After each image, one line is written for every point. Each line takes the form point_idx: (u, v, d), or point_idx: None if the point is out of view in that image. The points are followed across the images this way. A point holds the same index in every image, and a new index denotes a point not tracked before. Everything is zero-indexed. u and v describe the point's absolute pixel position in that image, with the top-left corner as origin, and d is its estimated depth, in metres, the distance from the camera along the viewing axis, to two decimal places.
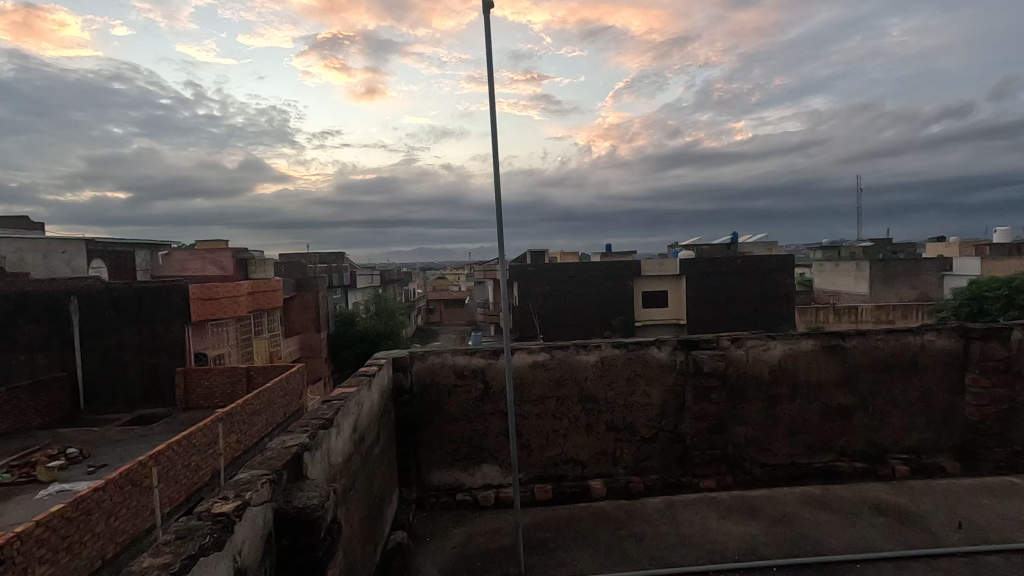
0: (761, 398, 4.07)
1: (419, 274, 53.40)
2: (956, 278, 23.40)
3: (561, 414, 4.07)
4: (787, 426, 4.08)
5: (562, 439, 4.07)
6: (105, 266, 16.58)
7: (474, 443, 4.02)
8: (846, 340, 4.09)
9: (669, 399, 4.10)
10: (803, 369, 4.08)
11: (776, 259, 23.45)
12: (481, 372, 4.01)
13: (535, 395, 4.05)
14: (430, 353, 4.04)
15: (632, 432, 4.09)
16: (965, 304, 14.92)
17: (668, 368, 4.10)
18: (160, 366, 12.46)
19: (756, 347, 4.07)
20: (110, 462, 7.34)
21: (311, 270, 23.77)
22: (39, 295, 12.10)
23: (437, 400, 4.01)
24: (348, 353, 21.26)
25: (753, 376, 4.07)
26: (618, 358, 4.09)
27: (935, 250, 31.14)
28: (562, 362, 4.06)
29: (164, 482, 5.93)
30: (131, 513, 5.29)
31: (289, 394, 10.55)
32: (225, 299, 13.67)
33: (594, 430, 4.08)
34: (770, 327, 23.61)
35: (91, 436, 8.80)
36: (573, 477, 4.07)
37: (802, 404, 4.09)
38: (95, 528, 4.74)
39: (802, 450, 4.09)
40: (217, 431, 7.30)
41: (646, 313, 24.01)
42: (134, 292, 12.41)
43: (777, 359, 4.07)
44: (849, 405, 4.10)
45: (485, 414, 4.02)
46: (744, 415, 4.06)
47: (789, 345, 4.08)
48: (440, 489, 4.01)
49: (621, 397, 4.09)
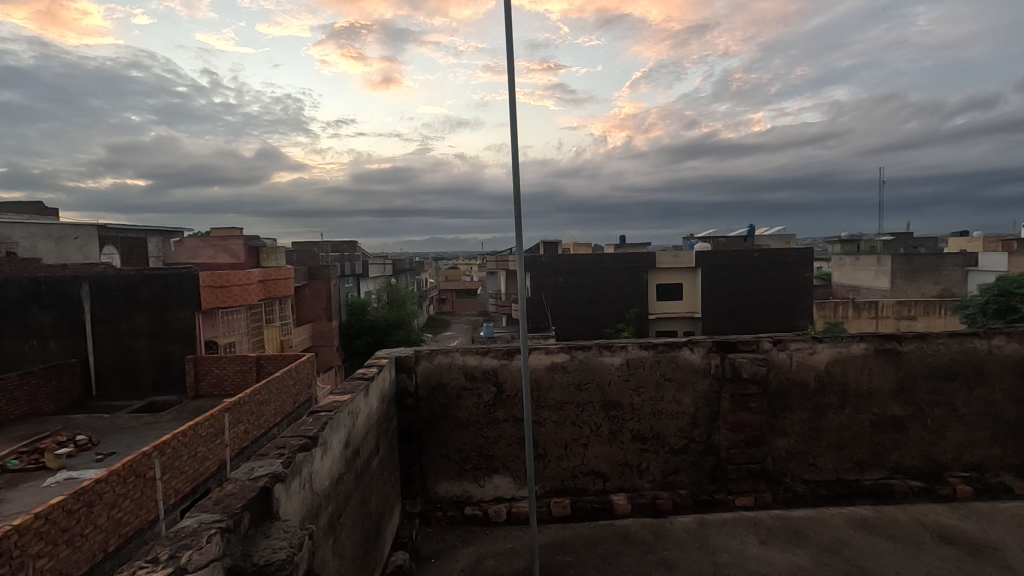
0: (804, 407, 3.91)
1: (433, 264, 53.78)
2: (981, 274, 22.84)
3: (581, 422, 3.93)
4: (830, 439, 3.92)
5: (582, 449, 3.94)
6: (117, 253, 16.83)
7: (485, 451, 3.91)
8: (902, 344, 3.89)
9: (699, 407, 3.96)
10: (852, 374, 3.89)
11: (795, 252, 23.01)
12: (495, 374, 3.89)
13: (553, 400, 3.92)
14: (437, 353, 3.92)
15: (659, 442, 3.96)
16: (992, 301, 14.45)
17: (701, 372, 3.95)
18: (170, 354, 12.52)
19: (800, 351, 3.89)
20: (118, 450, 7.36)
21: (324, 258, 23.86)
22: (50, 281, 12.21)
23: (447, 403, 3.90)
24: (359, 342, 21.33)
25: (795, 383, 3.90)
26: (646, 360, 3.93)
27: (957, 245, 30.49)
28: (583, 364, 3.92)
29: (169, 473, 5.91)
30: (134, 505, 5.26)
31: (299, 384, 10.54)
32: (236, 287, 13.69)
33: (617, 440, 3.95)
34: (788, 322, 23.21)
35: (102, 423, 8.85)
36: (593, 490, 3.95)
37: (848, 414, 3.91)
38: (97, 520, 4.71)
39: (846, 465, 3.93)
40: (224, 422, 7.27)
41: (661, 306, 23.73)
42: (144, 279, 12.47)
43: (824, 364, 3.90)
44: (903, 417, 3.91)
45: (498, 420, 3.90)
46: (784, 426, 3.91)
47: (837, 349, 3.90)
48: (446, 501, 3.91)
49: (648, 404, 3.95)
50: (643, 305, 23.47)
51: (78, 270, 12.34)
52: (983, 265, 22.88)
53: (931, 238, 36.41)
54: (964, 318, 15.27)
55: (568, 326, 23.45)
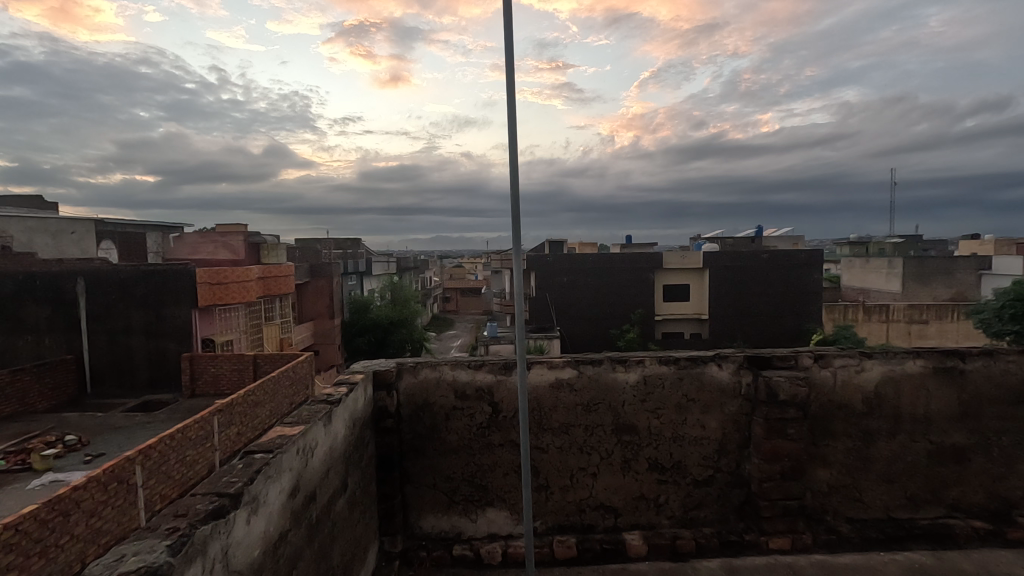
0: (850, 434, 3.72)
1: (439, 262, 53.81)
2: (995, 277, 22.45)
3: (590, 449, 3.76)
4: (877, 470, 3.72)
5: (591, 480, 3.76)
6: (115, 248, 16.77)
7: (477, 481, 3.74)
8: (965, 362, 3.69)
9: (726, 432, 3.78)
10: (904, 395, 3.70)
11: (804, 254, 22.63)
12: (489, 392, 3.72)
13: (557, 423, 3.74)
14: (422, 367, 3.76)
15: (680, 471, 3.78)
16: (1008, 306, 14.04)
17: (730, 391, 3.78)
18: (167, 352, 12.44)
19: (846, 369, 3.71)
20: (108, 450, 7.24)
21: (327, 255, 23.81)
22: (46, 276, 12.13)
23: (434, 423, 3.74)
24: (362, 340, 21.22)
25: (839, 405, 3.71)
26: (666, 377, 3.76)
27: (969, 249, 30.01)
28: (595, 381, 3.74)
29: (154, 478, 5.76)
30: (115, 513, 5.11)
31: (296, 383, 10.36)
32: (234, 284, 13.57)
33: (631, 470, 3.77)
34: (796, 325, 22.89)
35: (94, 421, 8.75)
36: (602, 526, 3.76)
37: (900, 442, 3.71)
38: (74, 530, 4.56)
39: (897, 502, 3.73)
40: (215, 424, 7.13)
41: (667, 307, 23.49)
42: (141, 275, 12.38)
43: (873, 383, 3.70)
44: (963, 446, 3.70)
45: (493, 444, 3.73)
46: (825, 455, 3.72)
47: (888, 367, 3.70)
48: (432, 538, 3.74)
49: (668, 428, 3.77)
50: (648, 305, 23.26)
51: (74, 265, 12.27)
52: (997, 269, 22.48)
53: (941, 240, 36.09)
54: (980, 322, 14.86)
55: (571, 327, 23.28)
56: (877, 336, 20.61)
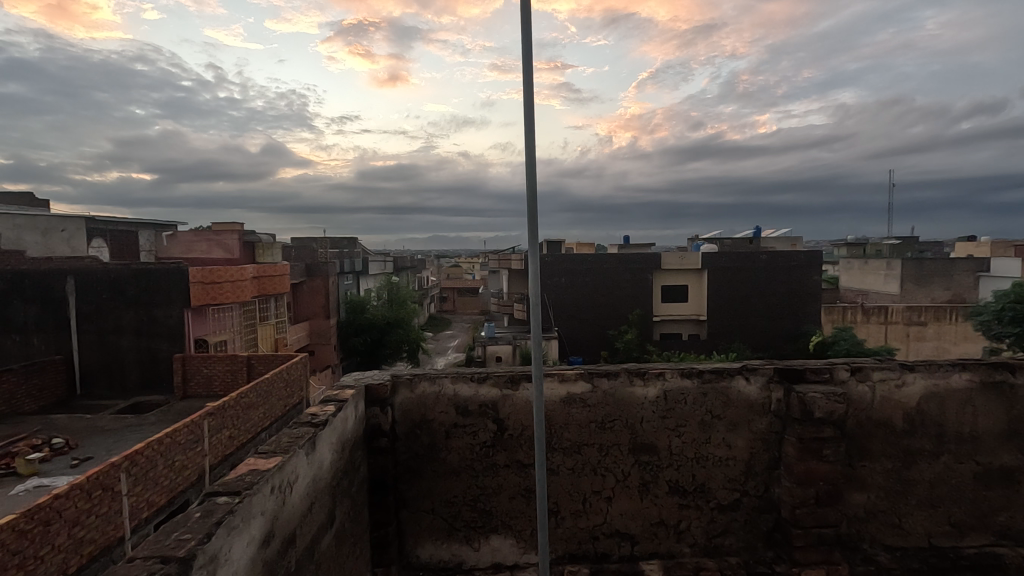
0: (889, 454, 3.62)
1: (436, 262, 53.77)
2: (994, 279, 22.41)
3: (605, 470, 3.67)
4: (919, 493, 3.62)
5: (607, 503, 3.68)
6: (106, 246, 16.60)
7: (480, 506, 3.65)
8: (1014, 377, 3.60)
9: (754, 452, 3.69)
10: (949, 412, 3.59)
11: (804, 255, 22.56)
12: (493, 408, 3.62)
13: (568, 442, 3.66)
14: (420, 381, 3.65)
15: (704, 495, 3.69)
16: (1008, 308, 13.99)
17: (759, 406, 3.68)
18: (159, 353, 12.31)
19: (887, 383, 3.60)
20: (96, 454, 7.11)
21: (323, 254, 23.68)
22: (35, 275, 11.97)
23: (433, 442, 3.64)
24: (358, 341, 21.07)
25: (879, 422, 3.61)
26: (690, 392, 3.67)
27: (966, 250, 30.03)
28: (609, 396, 3.66)
29: (141, 485, 5.66)
30: (100, 521, 5.00)
31: (290, 385, 10.21)
32: (228, 283, 13.41)
33: (650, 493, 3.68)
34: (795, 327, 22.84)
35: (83, 423, 8.62)
36: (618, 555, 3.67)
37: (944, 464, 3.61)
38: (55, 540, 4.44)
39: (941, 529, 3.64)
40: (205, 428, 7.00)
41: (665, 308, 23.42)
42: (132, 274, 12.25)
43: (915, 399, 3.59)
44: (1013, 467, 3.61)
45: (498, 464, 3.63)
46: (863, 478, 3.62)
47: (932, 381, 3.59)
48: (430, 567, 3.63)
49: (690, 448, 3.68)
50: (646, 306, 23.20)
51: (64, 264, 12.11)
52: (995, 271, 22.48)
53: (938, 242, 36.19)
54: (979, 324, 14.80)
55: (568, 328, 23.21)
56: (875, 338, 20.66)
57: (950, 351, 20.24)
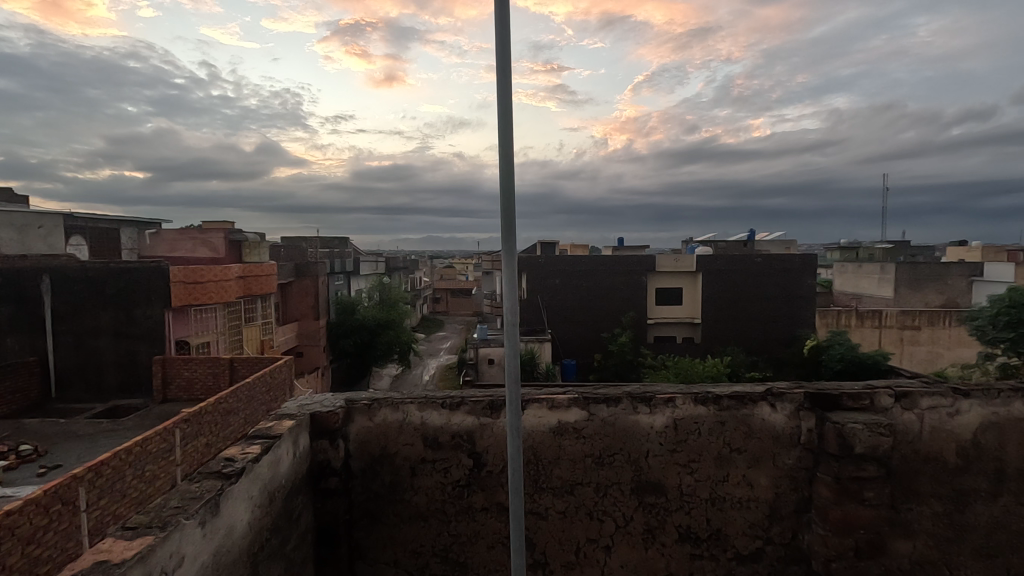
0: (939, 496, 3.47)
1: (430, 263, 53.48)
2: (987, 283, 22.50)
3: (602, 515, 3.51)
4: (974, 540, 3.47)
5: (605, 552, 3.51)
6: (84, 244, 16.37)
7: (452, 557, 3.47)
8: None
9: (779, 492, 3.54)
10: (1006, 445, 3.49)
11: (798, 259, 22.49)
12: (469, 438, 3.47)
13: (560, 481, 3.50)
14: (379, 408, 3.48)
15: (720, 542, 3.54)
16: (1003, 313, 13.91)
17: (786, 438, 3.53)
18: (137, 354, 12.08)
19: (938, 414, 3.46)
20: (66, 462, 6.90)
21: (312, 254, 23.41)
22: (7, 273, 11.64)
23: (394, 480, 3.47)
24: (347, 342, 20.74)
25: (927, 457, 3.47)
26: (705, 420, 3.52)
27: (957, 254, 30.21)
28: (610, 426, 3.50)
29: (105, 497, 5.44)
30: (57, 538, 4.77)
31: (274, 388, 10.03)
32: (210, 283, 13.17)
33: (656, 541, 3.52)
34: (787, 331, 22.78)
35: (56, 428, 8.38)
36: None
37: (1000, 506, 3.48)
38: (6, 560, 4.21)
39: None
40: (178, 435, 6.79)
41: (657, 311, 23.36)
42: (111, 273, 11.98)
43: (970, 430, 3.47)
44: None
45: (472, 505, 3.47)
46: (908, 523, 3.44)
47: (988, 411, 3.48)
48: None
49: (704, 488, 3.53)
50: (637, 309, 23.08)
51: (39, 262, 11.81)
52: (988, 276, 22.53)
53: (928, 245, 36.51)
54: (972, 330, 14.71)
55: (559, 330, 23.07)
56: (869, 342, 20.63)
57: (943, 355, 20.28)
